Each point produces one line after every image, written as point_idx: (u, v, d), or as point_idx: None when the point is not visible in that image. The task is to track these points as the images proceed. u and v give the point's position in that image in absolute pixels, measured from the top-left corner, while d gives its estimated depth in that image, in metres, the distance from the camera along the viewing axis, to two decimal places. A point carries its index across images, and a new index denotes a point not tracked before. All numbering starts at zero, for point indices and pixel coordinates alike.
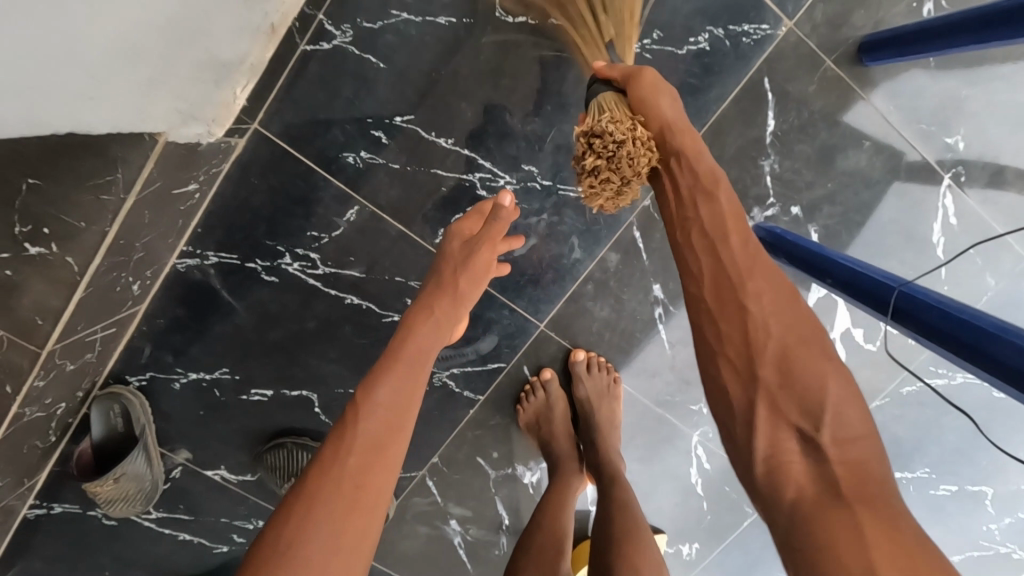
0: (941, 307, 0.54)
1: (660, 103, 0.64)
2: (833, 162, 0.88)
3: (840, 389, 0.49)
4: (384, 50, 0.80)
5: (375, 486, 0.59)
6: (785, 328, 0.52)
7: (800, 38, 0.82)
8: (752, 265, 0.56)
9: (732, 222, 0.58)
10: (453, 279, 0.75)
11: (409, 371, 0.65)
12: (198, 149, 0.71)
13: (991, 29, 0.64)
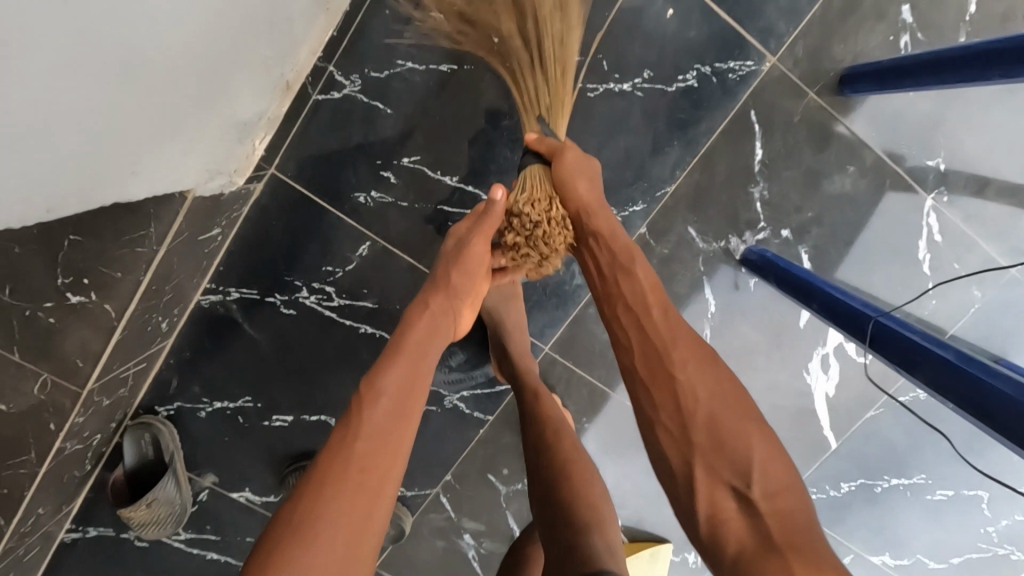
0: (910, 339, 0.58)
1: (572, 184, 0.71)
2: (820, 186, 0.92)
3: (766, 452, 0.56)
4: (391, 97, 0.85)
5: (385, 478, 0.59)
6: (706, 388, 0.60)
7: (783, 72, 0.86)
8: (677, 338, 0.63)
9: (651, 298, 0.66)
10: (445, 276, 0.74)
11: (412, 363, 0.66)
12: (221, 199, 0.77)
13: (952, 71, 0.68)
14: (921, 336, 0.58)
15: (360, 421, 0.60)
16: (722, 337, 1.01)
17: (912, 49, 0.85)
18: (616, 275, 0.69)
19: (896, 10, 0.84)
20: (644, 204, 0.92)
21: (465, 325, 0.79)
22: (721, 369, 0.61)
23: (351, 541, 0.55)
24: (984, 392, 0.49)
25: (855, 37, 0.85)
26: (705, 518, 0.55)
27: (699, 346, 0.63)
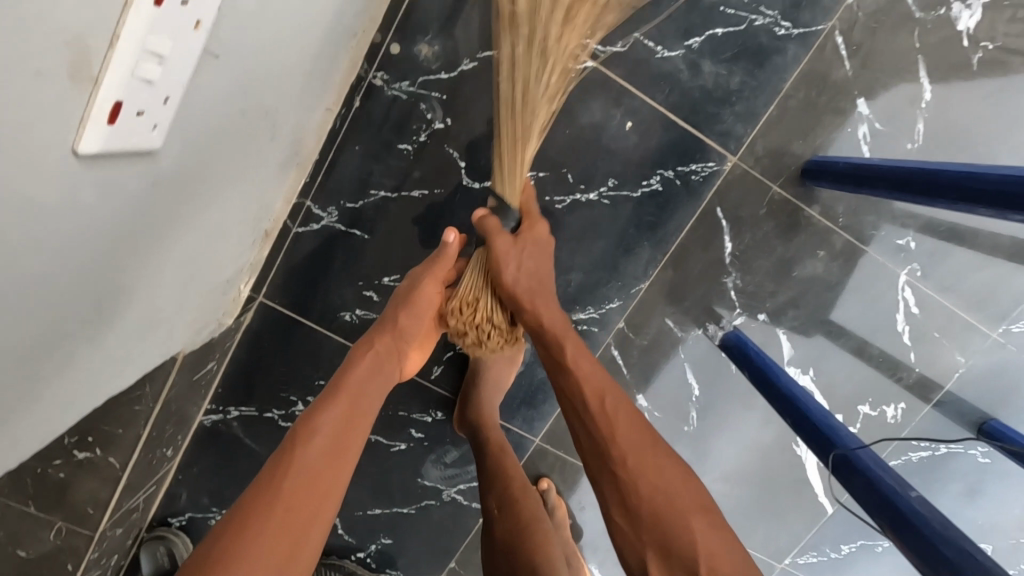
0: (880, 482, 0.59)
1: (503, 269, 0.71)
2: (792, 271, 0.94)
3: (708, 534, 0.57)
4: (367, 224, 0.89)
5: (306, 528, 0.55)
6: (649, 474, 0.61)
7: (746, 170, 0.88)
8: (624, 425, 0.64)
9: (594, 384, 0.67)
10: (393, 316, 0.75)
11: (352, 408, 0.64)
12: (213, 340, 0.83)
13: (912, 188, 0.69)
14: (892, 479, 0.58)
15: (289, 464, 0.57)
16: (711, 417, 1.02)
17: (871, 139, 0.86)
18: (559, 362, 0.70)
19: (852, 103, 0.85)
20: (620, 301, 0.94)
21: (409, 367, 0.81)
22: (664, 450, 0.63)
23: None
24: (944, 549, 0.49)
25: (814, 132, 0.86)
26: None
27: (645, 428, 0.64)
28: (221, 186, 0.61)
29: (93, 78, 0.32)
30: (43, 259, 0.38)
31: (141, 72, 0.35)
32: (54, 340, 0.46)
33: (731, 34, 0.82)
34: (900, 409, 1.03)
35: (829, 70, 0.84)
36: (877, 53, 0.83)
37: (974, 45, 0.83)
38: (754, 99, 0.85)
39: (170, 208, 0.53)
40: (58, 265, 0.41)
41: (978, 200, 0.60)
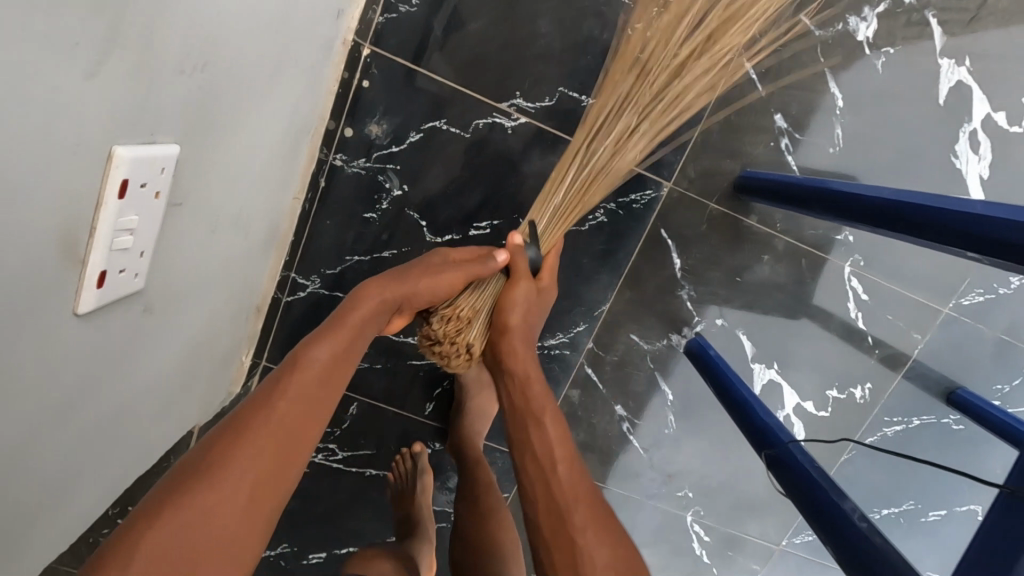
0: (817, 488, 0.63)
1: (508, 312, 0.76)
2: (742, 277, 1.01)
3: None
4: (347, 286, 0.99)
5: (302, 442, 0.54)
6: (601, 553, 0.59)
7: (682, 193, 0.96)
8: (579, 495, 0.63)
9: (559, 452, 0.67)
10: (412, 272, 0.70)
11: (347, 345, 0.61)
12: (223, 410, 0.95)
13: (829, 203, 0.74)
14: (829, 485, 0.63)
15: (287, 381, 0.55)
16: (688, 418, 1.09)
17: (793, 149, 0.93)
18: (528, 421, 0.70)
19: (770, 119, 0.92)
20: (585, 324, 1.03)
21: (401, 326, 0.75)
22: (616, 533, 0.61)
23: (252, 510, 0.49)
24: (862, 540, 0.55)
25: (740, 150, 0.94)
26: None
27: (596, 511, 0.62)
28: (225, 194, 0.64)
29: (81, 258, 0.42)
30: (65, 390, 0.48)
31: (117, 243, 0.45)
32: (81, 447, 0.56)
33: None
34: (867, 389, 1.09)
35: (743, 93, 0.91)
36: (786, 73, 0.90)
37: (875, 52, 0.90)
38: (679, 129, 0.92)
39: (170, 256, 0.57)
40: (78, 388, 0.50)
41: (921, 228, 0.59)
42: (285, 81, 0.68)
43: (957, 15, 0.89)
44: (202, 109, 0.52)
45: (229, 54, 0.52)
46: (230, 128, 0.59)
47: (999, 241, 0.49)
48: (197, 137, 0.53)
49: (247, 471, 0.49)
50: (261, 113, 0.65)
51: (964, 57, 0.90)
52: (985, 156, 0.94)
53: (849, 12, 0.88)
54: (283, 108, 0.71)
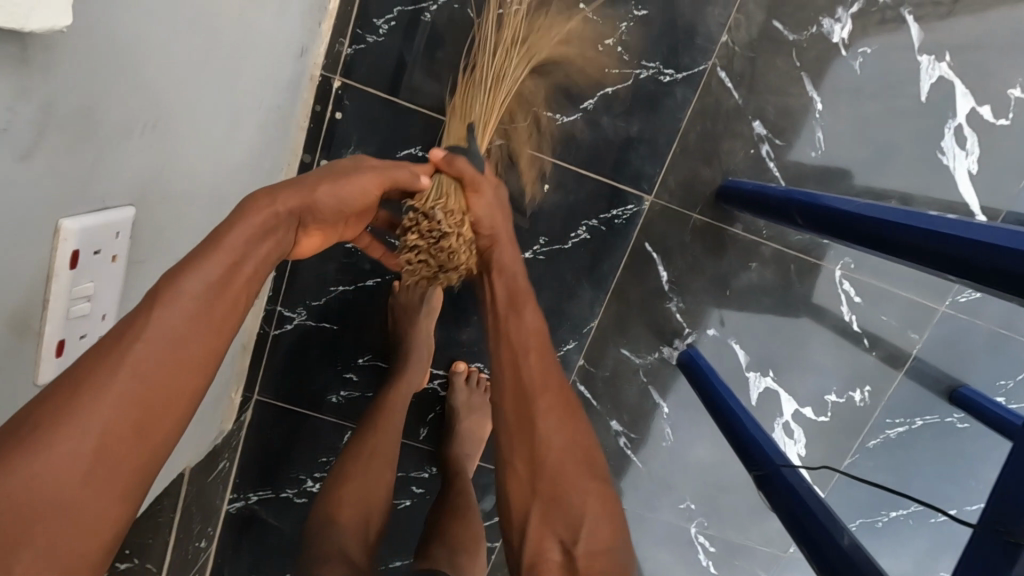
0: (804, 504, 0.62)
1: (489, 221, 0.73)
2: (730, 285, 1.00)
3: (598, 507, 0.60)
4: (334, 315, 0.99)
5: (179, 382, 0.43)
6: (560, 442, 0.62)
7: (663, 205, 0.95)
8: (548, 385, 0.65)
9: (533, 340, 0.67)
10: (311, 181, 0.57)
11: (235, 262, 0.48)
12: (217, 446, 0.95)
13: (803, 213, 0.73)
14: (815, 502, 0.62)
15: (150, 316, 0.42)
16: (685, 430, 1.08)
17: (774, 155, 0.92)
18: (500, 344, 0.68)
19: (749, 126, 0.91)
20: (575, 341, 1.02)
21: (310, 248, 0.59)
22: (569, 410, 0.64)
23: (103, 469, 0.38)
24: (842, 558, 0.54)
25: (719, 159, 0.92)
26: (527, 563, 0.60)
27: (569, 397, 0.65)
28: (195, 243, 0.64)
29: (37, 330, 0.42)
30: None
31: (75, 310, 0.45)
32: None
33: (621, 90, 0.89)
34: (866, 391, 1.06)
35: (718, 102, 0.90)
36: (761, 79, 0.89)
37: (852, 52, 0.88)
38: (656, 141, 0.91)
39: None
40: None
41: (897, 245, 0.53)
42: (248, 123, 0.68)
43: (933, 11, 0.87)
44: (158, 166, 0.52)
45: (181, 109, 0.52)
46: (193, 178, 0.59)
47: (970, 262, 0.44)
48: (156, 193, 0.53)
49: (99, 427, 0.39)
50: (227, 159, 0.65)
51: (944, 52, 0.88)
52: (972, 151, 0.92)
53: (822, 14, 0.87)
54: (250, 149, 0.71)
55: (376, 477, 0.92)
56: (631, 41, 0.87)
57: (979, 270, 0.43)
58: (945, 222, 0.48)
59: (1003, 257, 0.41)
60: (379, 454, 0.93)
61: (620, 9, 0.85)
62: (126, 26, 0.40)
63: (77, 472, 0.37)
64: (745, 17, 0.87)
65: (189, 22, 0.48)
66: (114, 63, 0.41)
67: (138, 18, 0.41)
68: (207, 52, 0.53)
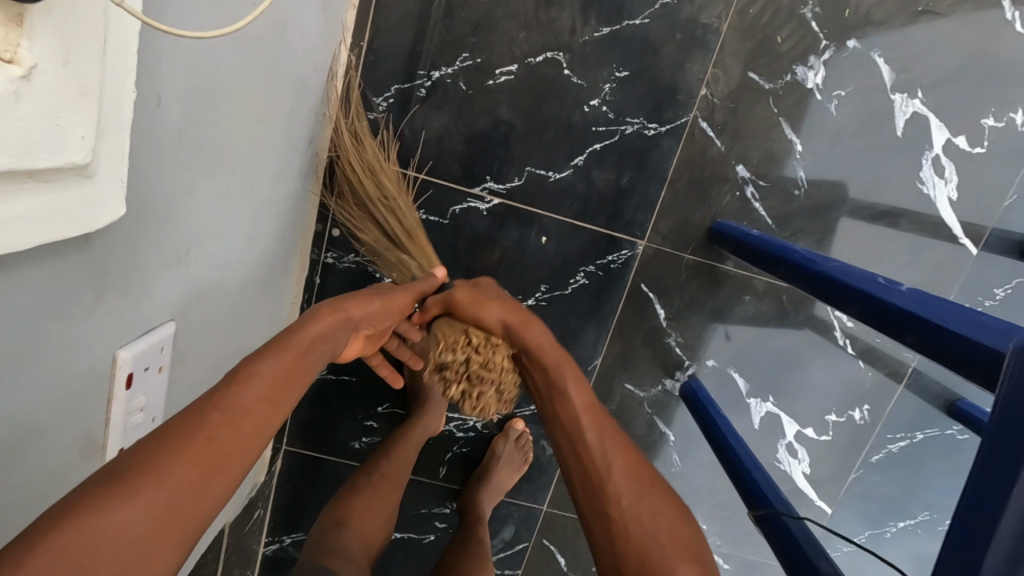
0: (799, 545, 0.65)
1: (481, 311, 0.76)
2: (725, 317, 1.04)
3: (668, 511, 0.59)
4: (353, 368, 1.06)
5: (234, 459, 0.47)
6: (628, 478, 0.61)
7: (657, 248, 1.00)
8: (603, 430, 0.66)
9: (580, 406, 0.68)
10: (366, 293, 0.67)
11: (298, 365, 0.55)
12: (251, 498, 1.02)
13: (786, 261, 0.76)
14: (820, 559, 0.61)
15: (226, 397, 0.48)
16: (692, 455, 1.12)
17: (759, 195, 0.96)
18: (551, 391, 0.71)
19: (733, 171, 0.95)
20: None
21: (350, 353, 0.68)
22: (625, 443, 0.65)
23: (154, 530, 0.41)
24: None
25: (707, 203, 0.97)
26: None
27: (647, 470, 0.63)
28: (228, 334, 0.71)
29: (101, 444, 0.50)
30: None
31: (130, 423, 0.52)
32: None
33: (609, 146, 0.93)
34: (866, 410, 1.10)
35: (703, 150, 0.94)
36: (741, 126, 0.93)
37: (828, 96, 0.92)
38: (645, 190, 0.96)
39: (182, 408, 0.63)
40: None
41: (870, 307, 0.57)
42: (267, 217, 0.74)
43: (905, 50, 0.90)
44: (196, 280, 0.58)
45: (211, 226, 0.58)
46: (225, 278, 0.65)
47: (907, 319, 0.51)
48: (194, 302, 0.59)
49: (161, 491, 0.42)
50: (251, 257, 0.71)
51: (917, 90, 0.92)
52: (951, 179, 0.96)
53: (796, 62, 0.90)
54: (270, 239, 0.77)
55: (380, 502, 0.96)
56: (615, 100, 0.91)
57: (908, 328, 0.51)
58: (923, 295, 0.52)
59: (926, 321, 0.49)
60: (388, 476, 0.98)
61: (603, 72, 0.90)
62: (158, 184, 0.46)
63: (139, 525, 0.40)
64: (722, 71, 0.91)
65: (211, 157, 0.54)
66: (152, 216, 0.47)
67: (169, 170, 0.48)
68: (228, 173, 0.59)
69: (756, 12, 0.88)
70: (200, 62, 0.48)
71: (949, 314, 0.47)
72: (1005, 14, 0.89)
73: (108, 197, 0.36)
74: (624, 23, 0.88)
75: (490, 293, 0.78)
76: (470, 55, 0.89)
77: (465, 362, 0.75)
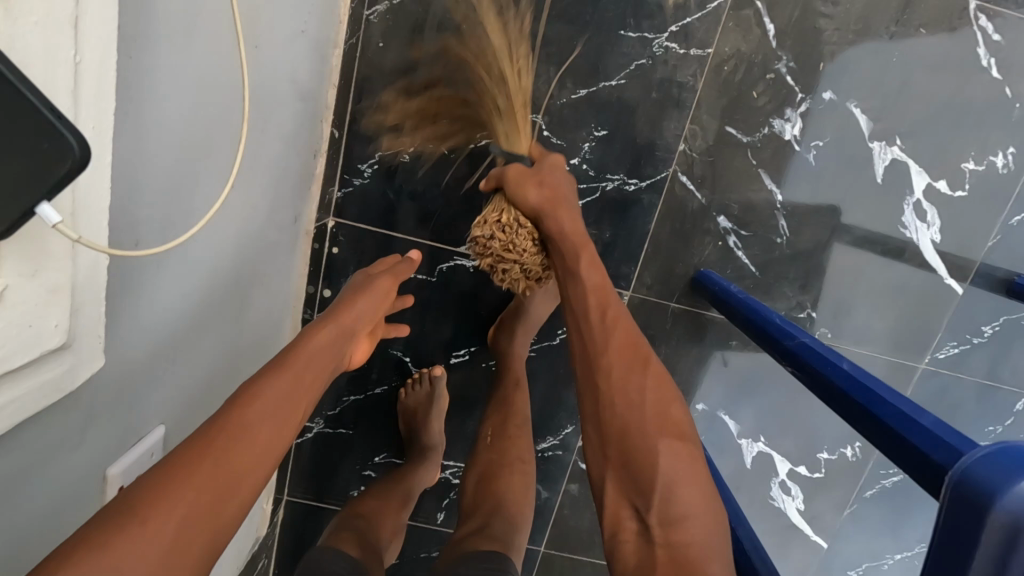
0: None
1: (522, 193, 0.74)
2: (713, 362, 1.06)
3: (654, 387, 0.64)
4: (349, 421, 1.08)
5: (253, 471, 0.49)
6: (610, 345, 0.66)
7: (642, 298, 1.01)
8: (606, 307, 0.69)
9: (593, 282, 0.71)
10: (349, 299, 0.73)
11: (304, 375, 0.59)
12: (254, 552, 1.04)
13: (757, 322, 0.77)
14: None
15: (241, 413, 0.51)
16: None
17: (741, 245, 0.98)
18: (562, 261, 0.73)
19: (714, 222, 0.97)
20: (573, 425, 1.09)
21: (360, 356, 0.76)
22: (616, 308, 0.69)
23: (183, 532, 0.43)
24: None
25: (689, 254, 0.98)
26: (608, 533, 0.60)
27: (666, 377, 0.65)
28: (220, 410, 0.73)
29: None
30: None
31: None
32: None
33: (591, 202, 0.95)
34: (857, 447, 1.11)
35: (684, 203, 0.96)
36: (720, 179, 0.94)
37: (805, 147, 0.93)
38: (628, 243, 0.97)
39: None
40: None
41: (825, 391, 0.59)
42: (255, 292, 0.76)
43: (880, 100, 0.91)
44: (187, 361, 0.61)
45: (203, 306, 0.61)
46: (216, 353, 0.68)
47: (870, 413, 0.52)
48: (185, 384, 0.62)
49: (184, 506, 0.44)
50: (240, 333, 0.74)
51: (894, 137, 0.92)
52: (933, 223, 0.97)
53: (772, 116, 0.91)
54: (260, 310, 0.80)
55: (391, 512, 0.97)
56: (595, 158, 0.93)
57: (871, 422, 0.52)
58: (879, 385, 0.54)
59: (888, 422, 0.49)
60: (396, 490, 1.00)
61: (581, 132, 0.91)
62: (139, 310, 0.49)
63: (162, 540, 0.42)
64: (699, 127, 0.92)
65: (200, 244, 0.57)
66: (143, 313, 0.50)
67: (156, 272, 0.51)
68: (216, 252, 0.62)
69: (730, 70, 0.89)
70: (178, 169, 0.51)
71: (906, 417, 0.48)
72: (981, 61, 0.89)
73: (88, 356, 0.39)
74: (600, 84, 0.89)
75: (538, 171, 0.75)
76: None
77: (491, 239, 0.77)
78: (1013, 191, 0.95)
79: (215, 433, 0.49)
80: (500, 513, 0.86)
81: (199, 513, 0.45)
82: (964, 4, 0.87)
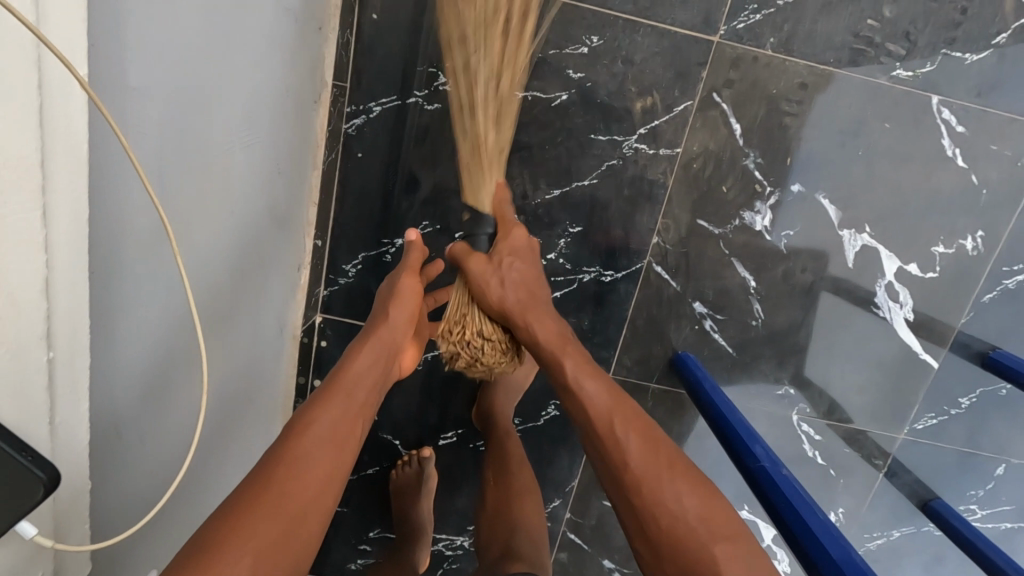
0: None
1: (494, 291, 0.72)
2: (694, 436, 1.08)
3: (691, 491, 0.60)
4: (343, 498, 1.12)
5: (314, 508, 0.53)
6: (628, 451, 0.62)
7: (622, 379, 1.03)
8: (615, 409, 0.66)
9: (587, 379, 0.68)
10: (384, 307, 0.74)
11: (349, 405, 0.62)
12: None
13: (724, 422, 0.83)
14: None
15: (295, 454, 0.55)
16: None
17: (718, 327, 1.00)
18: (554, 362, 0.70)
19: (690, 307, 0.99)
20: (560, 499, 1.12)
21: (409, 360, 0.78)
22: (625, 402, 0.67)
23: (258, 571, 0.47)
24: None
25: (667, 337, 1.01)
26: None
27: (694, 472, 0.62)
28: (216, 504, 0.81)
29: None
30: None
31: None
32: None
33: (568, 293, 0.97)
34: (841, 512, 1.12)
35: (659, 291, 0.98)
36: (694, 267, 0.97)
37: (776, 236, 0.95)
38: (607, 330, 1.00)
39: None
40: None
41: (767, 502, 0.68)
42: (245, 391, 0.83)
43: (847, 191, 0.93)
44: (189, 473, 0.69)
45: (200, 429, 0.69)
46: (213, 448, 0.75)
47: (811, 562, 0.58)
48: (183, 499, 0.69)
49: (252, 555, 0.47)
50: (232, 436, 0.81)
51: (864, 225, 0.94)
52: (906, 302, 0.98)
53: (743, 209, 0.94)
54: (250, 409, 0.86)
55: None
56: (571, 252, 0.95)
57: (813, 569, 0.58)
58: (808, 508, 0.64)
59: None
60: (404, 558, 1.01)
61: (557, 229, 0.94)
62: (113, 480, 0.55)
63: None
64: (672, 221, 0.94)
65: (191, 387, 0.63)
66: (129, 469, 0.57)
67: (139, 444, 0.57)
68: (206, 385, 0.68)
69: (699, 166, 0.92)
70: (161, 352, 0.56)
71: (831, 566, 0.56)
72: (946, 151, 0.91)
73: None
74: (573, 184, 0.92)
75: (503, 257, 0.73)
76: (430, 222, 0.94)
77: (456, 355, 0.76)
78: (984, 272, 0.97)
79: (269, 479, 0.52)
80: (518, 532, 0.90)
81: (267, 555, 0.48)
82: (927, 99, 0.89)
